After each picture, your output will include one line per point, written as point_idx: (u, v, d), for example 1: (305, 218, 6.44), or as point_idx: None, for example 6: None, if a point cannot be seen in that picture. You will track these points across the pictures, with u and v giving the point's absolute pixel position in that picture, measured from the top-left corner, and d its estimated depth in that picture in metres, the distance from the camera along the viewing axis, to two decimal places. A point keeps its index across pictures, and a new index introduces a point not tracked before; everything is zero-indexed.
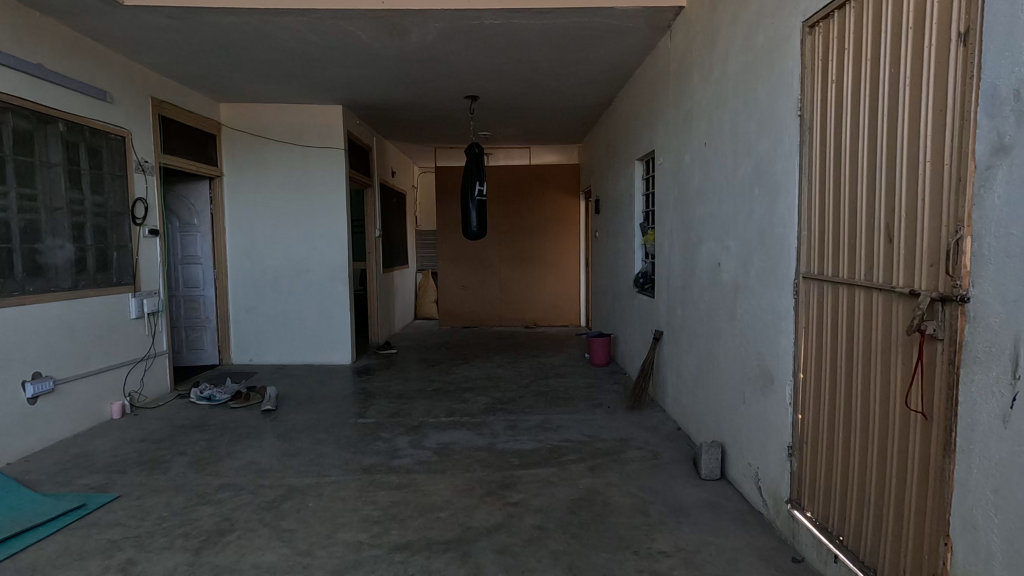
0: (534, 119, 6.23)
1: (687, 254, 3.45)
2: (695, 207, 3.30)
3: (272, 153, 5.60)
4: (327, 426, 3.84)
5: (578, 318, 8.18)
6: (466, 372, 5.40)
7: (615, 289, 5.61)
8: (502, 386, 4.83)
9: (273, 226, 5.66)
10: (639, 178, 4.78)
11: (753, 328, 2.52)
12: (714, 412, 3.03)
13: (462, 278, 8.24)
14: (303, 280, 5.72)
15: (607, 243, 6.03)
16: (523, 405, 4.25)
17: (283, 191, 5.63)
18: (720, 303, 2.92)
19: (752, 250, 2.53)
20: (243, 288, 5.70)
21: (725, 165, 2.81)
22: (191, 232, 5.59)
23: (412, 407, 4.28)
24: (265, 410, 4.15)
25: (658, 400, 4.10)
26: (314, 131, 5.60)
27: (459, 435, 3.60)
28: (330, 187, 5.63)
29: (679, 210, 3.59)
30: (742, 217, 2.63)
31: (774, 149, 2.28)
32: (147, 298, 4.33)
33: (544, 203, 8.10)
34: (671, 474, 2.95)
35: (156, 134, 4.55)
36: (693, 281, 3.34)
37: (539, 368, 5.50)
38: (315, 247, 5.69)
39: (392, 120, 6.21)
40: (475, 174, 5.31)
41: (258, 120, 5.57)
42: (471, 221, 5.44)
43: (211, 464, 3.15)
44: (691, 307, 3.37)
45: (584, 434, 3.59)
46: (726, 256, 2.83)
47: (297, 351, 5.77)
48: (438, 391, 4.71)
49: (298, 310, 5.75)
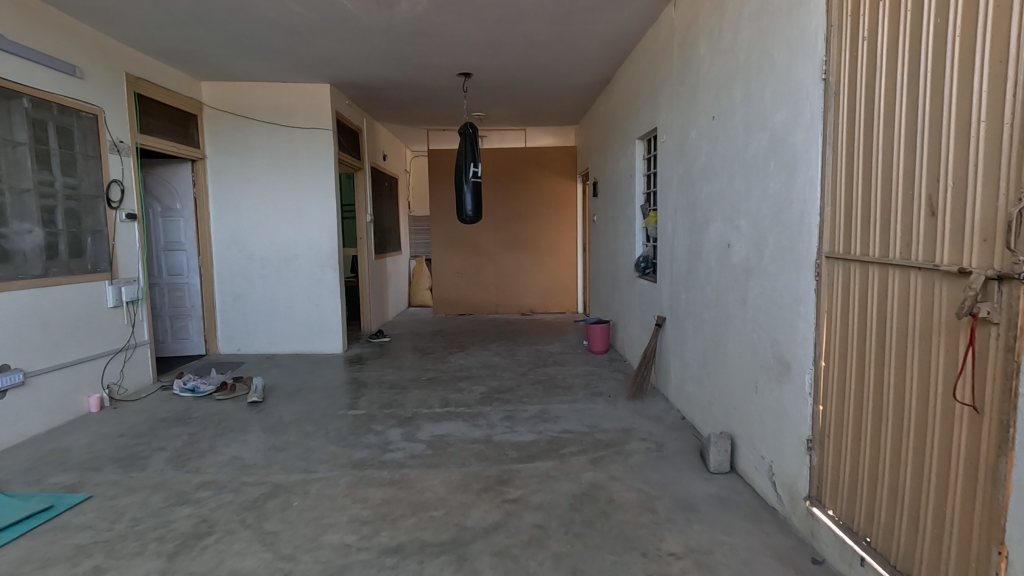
0: (530, 98, 6.01)
1: (692, 236, 3.27)
2: (702, 185, 3.12)
3: (257, 134, 5.37)
4: (316, 418, 3.67)
5: (575, 305, 8.02)
6: (461, 360, 5.24)
7: (614, 273, 5.44)
8: (499, 375, 4.66)
9: (259, 210, 5.44)
10: (640, 158, 4.59)
11: (767, 315, 2.36)
12: (722, 401, 2.88)
13: (457, 265, 8.06)
14: (291, 267, 5.52)
15: (606, 227, 5.85)
16: (520, 394, 4.09)
17: (269, 173, 5.41)
18: (729, 287, 2.75)
19: (766, 230, 2.35)
20: (229, 276, 5.50)
21: (737, 140, 2.63)
22: (174, 216, 5.36)
23: (405, 397, 4.11)
24: (252, 401, 3.98)
25: (660, 388, 3.94)
26: (300, 112, 5.37)
27: (455, 426, 3.44)
28: (318, 170, 5.41)
29: (685, 190, 3.41)
30: (754, 195, 2.46)
31: (794, 119, 2.10)
32: (125, 285, 4.12)
33: (540, 187, 7.90)
34: (677, 466, 2.80)
35: (132, 112, 4.31)
36: (699, 263, 3.17)
37: (536, 356, 5.34)
38: (304, 233, 5.49)
39: (382, 100, 5.98)
40: (470, 155, 5.10)
41: (241, 99, 5.33)
42: (465, 204, 5.22)
43: (191, 460, 2.98)
44: (697, 292, 3.20)
45: (585, 424, 3.44)
46: (736, 237, 2.66)
47: (287, 340, 5.59)
48: (433, 381, 4.54)
49: (287, 298, 5.55)
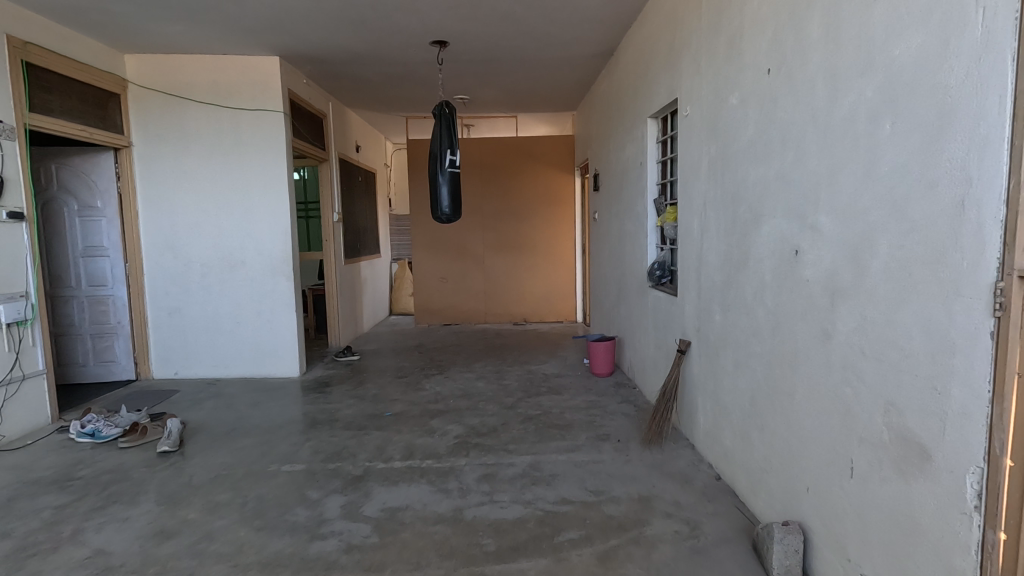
0: (519, 76, 5.16)
1: (732, 238, 2.44)
2: (745, 168, 2.29)
3: (194, 117, 4.51)
4: (238, 477, 2.81)
5: (574, 314, 7.18)
6: (438, 386, 4.39)
7: (621, 281, 4.59)
8: (482, 407, 3.81)
9: (198, 208, 4.58)
10: (652, 141, 3.74)
11: (871, 363, 1.52)
12: (783, 471, 2.05)
13: (440, 269, 7.20)
14: (237, 275, 4.66)
15: (610, 227, 5.00)
16: (505, 438, 3.25)
17: (209, 164, 4.55)
18: (797, 313, 1.91)
19: (872, 229, 1.51)
20: (164, 286, 4.64)
21: (811, 95, 1.79)
22: (94, 216, 4.50)
23: (360, 442, 3.25)
24: (163, 451, 3.12)
25: (682, 432, 3.10)
26: (245, 90, 4.50)
27: (416, 494, 2.58)
28: (268, 159, 4.55)
29: (718, 177, 2.57)
30: (846, 174, 1.62)
31: (942, 40, 1.25)
32: (5, 303, 3.27)
33: (533, 181, 7.04)
34: (723, 569, 1.96)
35: (19, 84, 3.44)
36: (743, 276, 2.33)
37: (529, 380, 4.49)
38: (251, 235, 4.62)
39: (347, 79, 5.12)
40: (448, 142, 4.24)
41: (174, 76, 4.47)
42: (441, 201, 4.31)
43: (36, 558, 2.12)
44: (740, 311, 2.37)
45: (589, 489, 2.59)
46: (810, 238, 1.82)
47: (234, 363, 4.73)
48: (400, 417, 3.69)
49: (232, 312, 4.69)
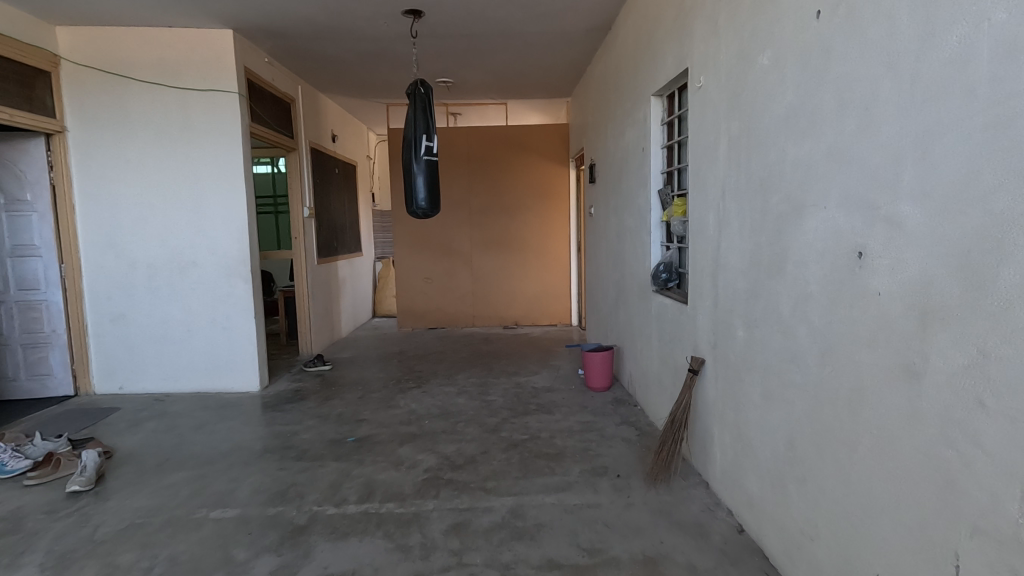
0: (506, 55, 4.64)
1: (761, 235, 1.94)
2: (780, 145, 1.78)
3: (136, 99, 3.98)
4: (153, 528, 2.30)
5: (569, 317, 6.68)
6: (413, 403, 3.89)
7: (620, 284, 4.09)
8: (460, 431, 3.31)
9: (142, 202, 4.06)
10: (656, 123, 3.23)
11: (998, 421, 1.02)
12: (836, 543, 1.55)
13: (424, 268, 6.69)
14: (188, 277, 4.14)
15: (607, 224, 4.49)
16: (484, 472, 2.75)
17: (154, 151, 4.02)
18: (861, 337, 1.41)
19: (1001, 222, 1.01)
20: (105, 290, 4.12)
21: (890, 34, 1.28)
22: (23, 211, 3.98)
23: (312, 477, 2.75)
24: (74, 491, 2.61)
25: (694, 467, 2.60)
26: (194, 67, 3.98)
27: (366, 554, 2.08)
28: (221, 147, 4.03)
29: (742, 157, 2.07)
30: (950, 143, 1.12)
31: None
32: None
33: (524, 173, 6.52)
34: None
35: None
36: (776, 283, 1.83)
37: (516, 395, 3.99)
38: (203, 231, 4.10)
39: (314, 58, 4.59)
40: (423, 126, 3.72)
41: (113, 52, 3.94)
42: (417, 193, 3.78)
43: None
44: (773, 328, 1.87)
45: (581, 547, 2.09)
46: (884, 236, 1.32)
47: (187, 375, 4.22)
48: (364, 443, 3.19)
49: (183, 319, 4.17)
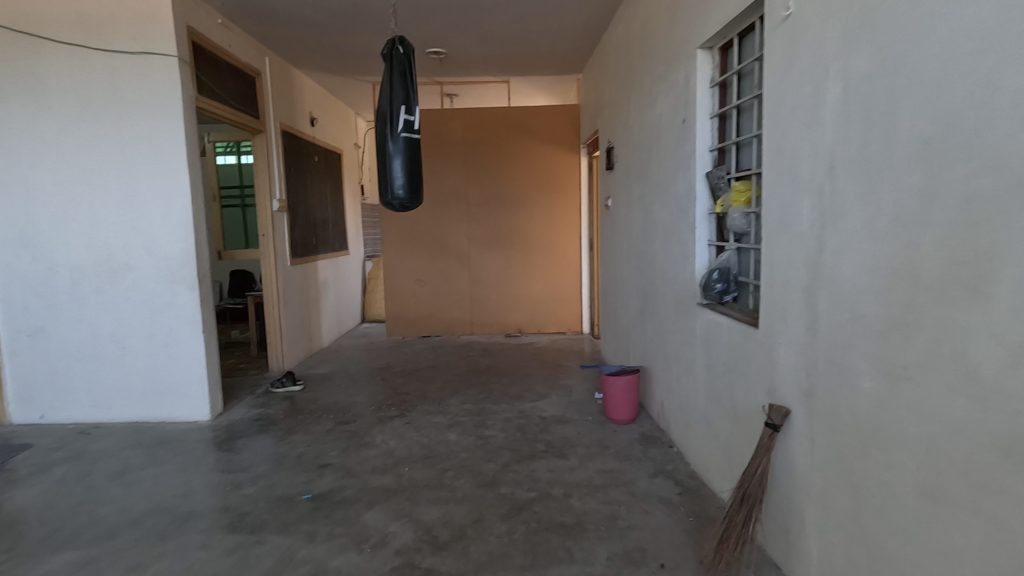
0: (507, 15, 3.88)
1: (925, 231, 1.18)
2: (984, 74, 1.03)
3: (52, 64, 3.24)
4: None
5: (579, 324, 5.94)
6: (394, 439, 3.16)
7: (648, 292, 3.33)
8: (449, 485, 2.57)
9: (63, 192, 3.32)
10: (704, 85, 2.46)
11: None
12: None
13: (416, 269, 5.94)
14: (122, 284, 3.40)
15: (630, 218, 3.73)
16: (479, 556, 2.01)
17: (77, 129, 3.28)
18: None
19: None
20: (21, 299, 3.39)
21: None
22: None
23: (242, 563, 2.01)
24: None
25: (773, 557, 1.86)
26: (123, 25, 3.23)
27: None
28: (159, 123, 3.29)
29: (878, 107, 1.31)
30: None
31: None
32: None
33: (528, 161, 5.76)
34: None
35: None
36: (967, 318, 1.08)
37: (520, 428, 3.25)
38: (139, 228, 3.36)
39: (279, 19, 3.84)
40: (402, 95, 2.97)
41: (22, 5, 3.20)
42: (394, 180, 3.02)
43: None
44: (953, 388, 1.12)
45: None
46: None
47: (121, 403, 3.49)
48: (323, 502, 2.45)
49: (115, 334, 3.43)
